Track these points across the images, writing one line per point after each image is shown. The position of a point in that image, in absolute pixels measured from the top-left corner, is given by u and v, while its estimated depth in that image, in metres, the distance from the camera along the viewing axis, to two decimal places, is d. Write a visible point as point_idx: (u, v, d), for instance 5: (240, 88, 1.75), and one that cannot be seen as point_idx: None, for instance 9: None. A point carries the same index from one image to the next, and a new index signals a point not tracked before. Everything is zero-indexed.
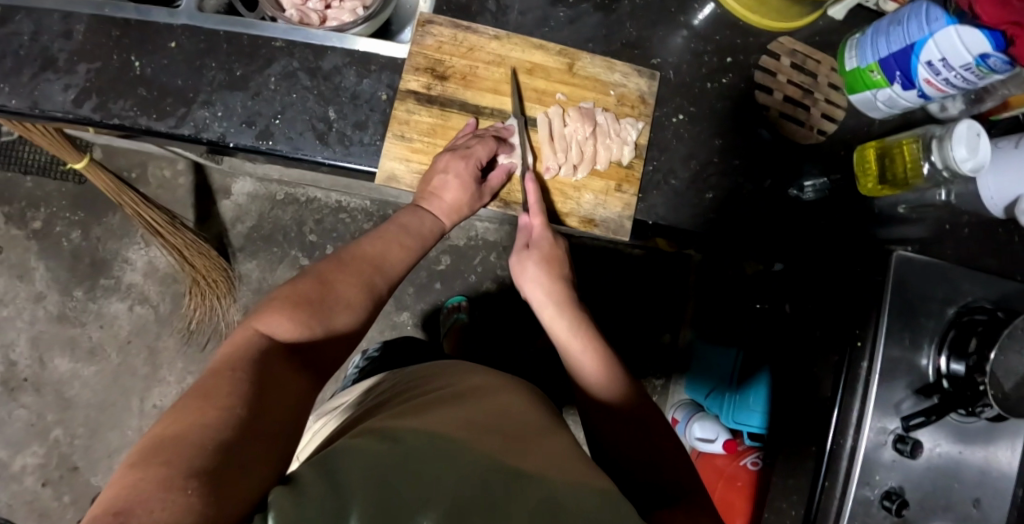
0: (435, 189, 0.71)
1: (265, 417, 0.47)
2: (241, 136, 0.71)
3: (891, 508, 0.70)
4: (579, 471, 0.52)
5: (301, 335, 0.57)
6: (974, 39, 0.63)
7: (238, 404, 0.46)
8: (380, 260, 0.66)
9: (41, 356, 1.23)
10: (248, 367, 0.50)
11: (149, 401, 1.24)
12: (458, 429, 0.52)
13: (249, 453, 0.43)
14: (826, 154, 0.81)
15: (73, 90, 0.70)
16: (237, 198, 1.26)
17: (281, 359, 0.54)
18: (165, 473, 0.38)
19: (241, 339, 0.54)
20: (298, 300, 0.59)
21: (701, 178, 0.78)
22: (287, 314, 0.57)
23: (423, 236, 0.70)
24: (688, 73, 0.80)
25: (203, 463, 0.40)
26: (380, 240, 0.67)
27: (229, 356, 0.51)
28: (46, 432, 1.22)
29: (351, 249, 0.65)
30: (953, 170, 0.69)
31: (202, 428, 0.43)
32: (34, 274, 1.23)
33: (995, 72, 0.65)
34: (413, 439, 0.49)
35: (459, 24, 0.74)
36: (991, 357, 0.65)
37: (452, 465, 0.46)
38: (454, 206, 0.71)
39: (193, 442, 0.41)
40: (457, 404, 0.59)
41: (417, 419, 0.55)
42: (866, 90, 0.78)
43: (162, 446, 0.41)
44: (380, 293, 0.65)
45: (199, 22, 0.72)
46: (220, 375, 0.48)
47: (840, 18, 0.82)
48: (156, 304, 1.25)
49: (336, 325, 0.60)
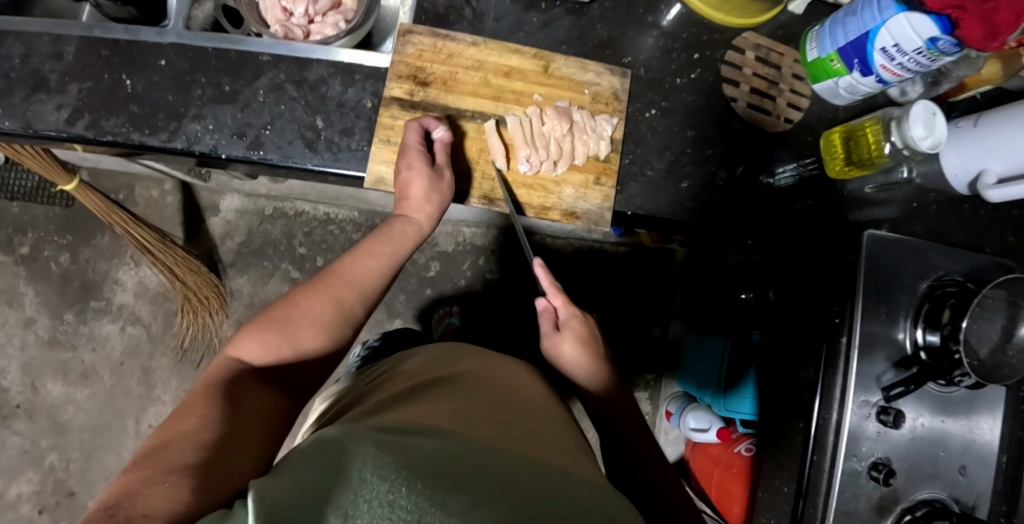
0: (400, 194, 0.71)
1: (238, 428, 0.50)
2: (232, 147, 0.73)
3: (878, 478, 0.73)
4: (570, 465, 0.51)
5: (269, 357, 0.60)
6: (924, 24, 0.69)
7: (213, 411, 0.50)
8: (352, 275, 0.67)
9: (33, 382, 1.19)
10: (220, 386, 0.54)
11: (145, 421, 1.20)
12: (447, 420, 0.52)
13: (230, 452, 0.46)
14: (794, 141, 0.85)
15: (64, 109, 0.75)
16: (226, 214, 1.27)
17: (253, 381, 0.57)
18: (147, 474, 0.41)
19: (217, 365, 0.58)
20: (265, 323, 0.61)
21: (677, 169, 0.80)
22: (254, 337, 0.60)
23: (395, 249, 0.71)
24: (659, 70, 0.81)
25: (183, 462, 0.43)
26: (351, 257, 0.69)
27: (206, 380, 0.56)
28: (39, 458, 1.18)
29: (325, 272, 0.67)
30: (913, 149, 0.73)
31: (184, 435, 0.47)
32: (23, 299, 1.21)
33: (945, 53, 0.71)
34: (406, 429, 0.48)
35: (438, 32, 0.74)
36: (963, 325, 0.69)
37: (444, 448, 0.46)
38: (420, 198, 0.71)
39: (175, 449, 0.45)
40: (447, 396, 0.59)
41: (406, 408, 0.56)
42: (828, 79, 0.83)
43: (148, 455, 0.44)
44: (351, 307, 0.65)
45: (187, 40, 0.76)
46: (197, 395, 0.52)
47: (800, 11, 0.86)
48: (148, 323, 1.22)
49: (303, 344, 0.61)
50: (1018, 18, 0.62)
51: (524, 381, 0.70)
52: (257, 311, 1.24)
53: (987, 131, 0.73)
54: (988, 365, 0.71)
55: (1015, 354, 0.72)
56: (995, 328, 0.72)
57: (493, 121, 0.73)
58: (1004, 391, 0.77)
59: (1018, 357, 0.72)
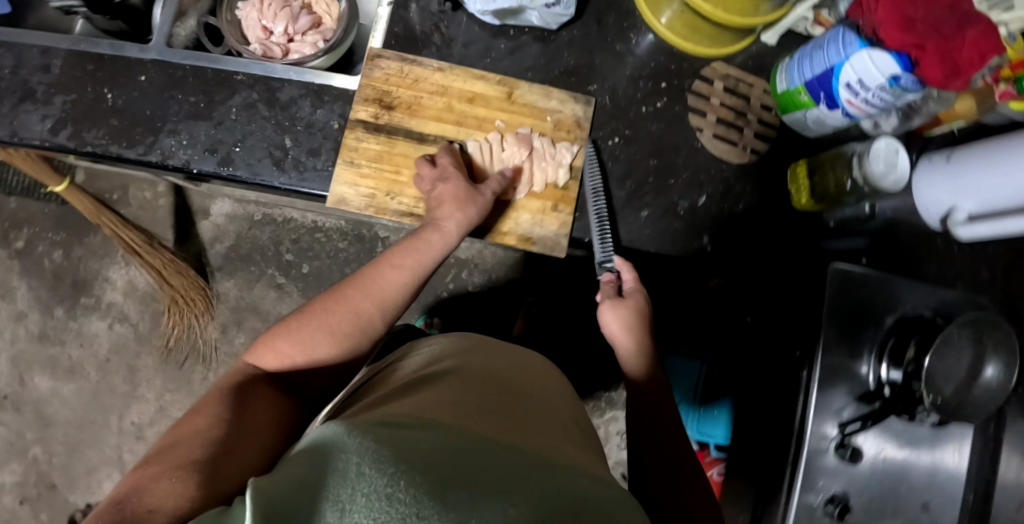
0: (433, 205, 0.71)
1: (247, 431, 0.51)
2: (204, 163, 0.76)
3: (833, 513, 0.72)
4: (587, 471, 0.45)
5: (283, 363, 0.60)
6: (886, 62, 0.68)
7: (224, 411, 0.52)
8: (375, 286, 0.65)
9: (21, 375, 1.21)
10: (234, 390, 0.55)
11: (128, 418, 1.21)
12: (455, 414, 0.47)
13: (239, 450, 0.48)
14: (762, 173, 0.85)
15: (49, 120, 0.78)
16: (216, 219, 1.29)
17: (264, 388, 0.58)
18: (156, 470, 0.42)
19: (238, 370, 0.59)
20: (286, 329, 0.62)
21: (638, 198, 0.80)
22: (271, 343, 0.61)
23: (424, 263, 0.68)
24: (624, 98, 0.82)
25: (191, 458, 0.44)
26: (374, 267, 0.67)
27: (221, 384, 0.57)
28: (24, 450, 1.20)
29: (346, 279, 0.66)
30: (873, 185, 0.74)
31: (196, 434, 0.48)
32: (16, 293, 1.23)
33: (909, 90, 0.70)
34: (409, 420, 0.43)
35: (405, 57, 0.76)
36: (925, 362, 0.68)
37: (451, 441, 0.41)
38: (455, 206, 0.70)
39: (184, 448, 0.46)
40: (456, 389, 0.54)
41: (406, 405, 0.49)
42: (797, 111, 0.83)
43: (160, 452, 0.46)
44: (370, 319, 0.64)
45: (167, 56, 0.78)
46: (212, 397, 0.54)
47: (773, 43, 0.86)
48: (135, 322, 1.23)
49: (318, 355, 0.61)
50: (982, 61, 0.60)
51: (540, 382, 0.64)
52: (243, 315, 1.26)
53: (960, 167, 0.75)
54: (954, 404, 0.70)
55: (982, 393, 0.71)
56: (962, 363, 0.70)
57: (457, 143, 0.75)
58: (972, 429, 0.76)
59: (984, 396, 0.71)
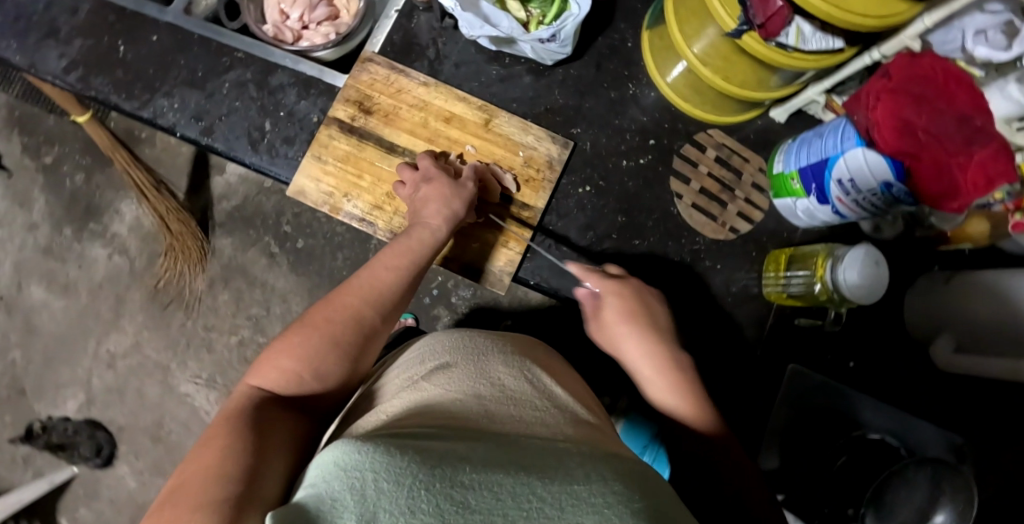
0: (422, 203, 0.70)
1: (269, 447, 0.45)
2: (188, 128, 0.79)
3: None
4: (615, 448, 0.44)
5: (291, 383, 0.53)
6: (879, 167, 0.61)
7: (236, 441, 0.44)
8: (372, 288, 0.61)
9: (20, 281, 1.29)
10: (239, 418, 0.48)
11: (105, 346, 1.27)
12: (465, 416, 0.44)
13: (262, 475, 0.42)
14: (738, 252, 0.81)
15: (64, 59, 0.82)
16: (229, 177, 1.28)
17: (277, 410, 0.50)
18: (176, 518, 0.37)
19: (237, 397, 0.51)
20: (288, 344, 0.54)
21: (596, 252, 0.79)
22: (276, 361, 0.53)
23: (417, 255, 0.66)
24: (606, 147, 0.81)
25: (216, 496, 0.38)
26: (368, 270, 0.62)
27: (223, 417, 0.49)
28: (6, 351, 1.27)
29: (342, 286, 0.61)
30: (840, 292, 0.65)
31: (207, 469, 0.41)
32: (34, 204, 1.29)
33: (901, 200, 0.63)
34: (415, 429, 0.41)
35: (394, 66, 0.78)
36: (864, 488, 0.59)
37: (465, 440, 0.39)
38: (443, 200, 0.70)
39: (197, 483, 0.40)
40: (462, 377, 0.50)
41: (412, 409, 0.46)
42: (788, 197, 0.77)
43: (171, 495, 0.40)
44: (375, 321, 0.59)
45: (182, 22, 0.81)
46: (214, 430, 0.46)
47: (781, 120, 0.81)
48: (133, 257, 1.28)
49: (326, 370, 0.54)
50: (987, 186, 0.53)
51: (561, 372, 0.60)
52: (232, 277, 1.26)
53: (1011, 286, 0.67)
54: None
55: None
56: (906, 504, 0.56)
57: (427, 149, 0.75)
58: None
59: None
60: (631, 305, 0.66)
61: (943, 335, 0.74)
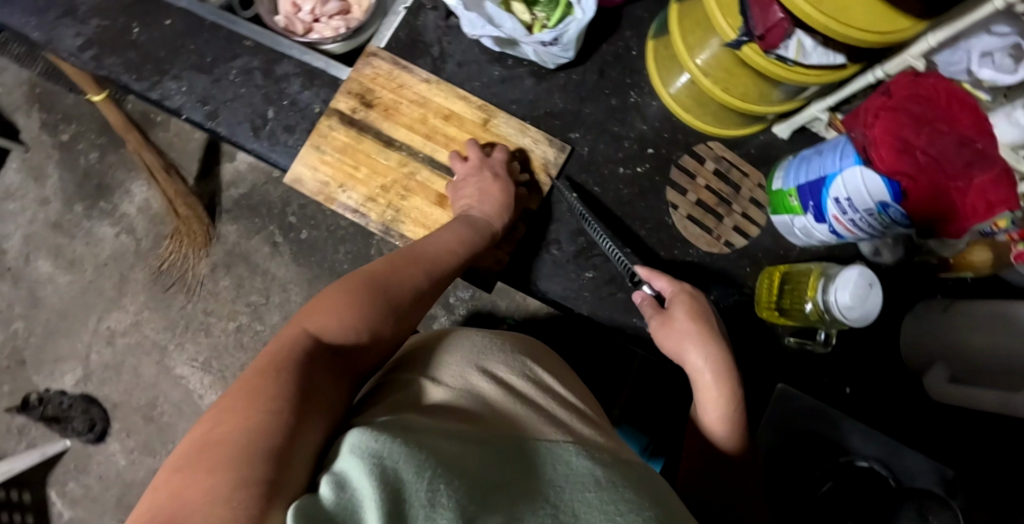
0: (480, 191, 0.72)
1: (308, 407, 0.45)
2: (193, 112, 0.80)
3: None
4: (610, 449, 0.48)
5: (347, 336, 0.54)
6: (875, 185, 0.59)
7: (283, 403, 0.44)
8: (434, 261, 0.65)
9: (29, 254, 1.31)
10: (290, 367, 0.48)
11: (105, 322, 1.29)
12: (467, 413, 0.46)
13: (296, 446, 0.41)
14: (730, 266, 0.80)
15: (80, 38, 0.83)
16: (239, 164, 1.30)
17: (324, 363, 0.50)
18: (215, 481, 0.37)
19: (287, 339, 0.51)
20: (345, 299, 0.55)
21: (586, 257, 0.78)
22: (333, 313, 0.54)
23: (476, 245, 0.69)
24: (603, 154, 0.81)
25: (257, 473, 0.37)
26: (431, 242, 0.66)
27: (272, 359, 0.49)
28: (9, 321, 1.30)
29: (403, 252, 0.64)
30: (833, 314, 0.63)
31: (249, 430, 0.40)
32: (47, 180, 1.32)
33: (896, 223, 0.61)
34: (423, 423, 0.43)
35: (398, 62, 0.79)
36: None
37: (473, 447, 0.42)
38: (504, 202, 0.73)
39: (235, 446, 0.39)
40: (463, 371, 0.52)
41: (413, 401, 0.48)
42: (785, 214, 0.76)
43: (205, 451, 0.39)
44: (428, 293, 0.63)
45: (195, 8, 0.83)
46: (263, 376, 0.46)
47: (783, 136, 0.81)
48: (140, 237, 1.30)
49: (381, 331, 0.56)
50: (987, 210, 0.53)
51: (557, 369, 0.60)
52: (234, 263, 1.27)
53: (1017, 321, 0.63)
54: None
55: None
56: None
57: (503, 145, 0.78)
58: None
59: None
60: (705, 315, 0.65)
61: (937, 364, 0.73)
